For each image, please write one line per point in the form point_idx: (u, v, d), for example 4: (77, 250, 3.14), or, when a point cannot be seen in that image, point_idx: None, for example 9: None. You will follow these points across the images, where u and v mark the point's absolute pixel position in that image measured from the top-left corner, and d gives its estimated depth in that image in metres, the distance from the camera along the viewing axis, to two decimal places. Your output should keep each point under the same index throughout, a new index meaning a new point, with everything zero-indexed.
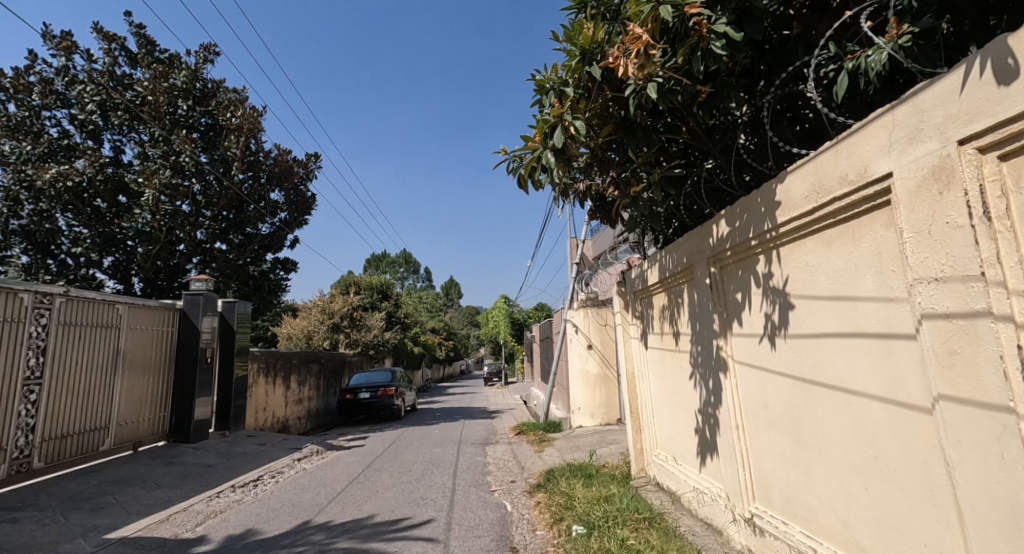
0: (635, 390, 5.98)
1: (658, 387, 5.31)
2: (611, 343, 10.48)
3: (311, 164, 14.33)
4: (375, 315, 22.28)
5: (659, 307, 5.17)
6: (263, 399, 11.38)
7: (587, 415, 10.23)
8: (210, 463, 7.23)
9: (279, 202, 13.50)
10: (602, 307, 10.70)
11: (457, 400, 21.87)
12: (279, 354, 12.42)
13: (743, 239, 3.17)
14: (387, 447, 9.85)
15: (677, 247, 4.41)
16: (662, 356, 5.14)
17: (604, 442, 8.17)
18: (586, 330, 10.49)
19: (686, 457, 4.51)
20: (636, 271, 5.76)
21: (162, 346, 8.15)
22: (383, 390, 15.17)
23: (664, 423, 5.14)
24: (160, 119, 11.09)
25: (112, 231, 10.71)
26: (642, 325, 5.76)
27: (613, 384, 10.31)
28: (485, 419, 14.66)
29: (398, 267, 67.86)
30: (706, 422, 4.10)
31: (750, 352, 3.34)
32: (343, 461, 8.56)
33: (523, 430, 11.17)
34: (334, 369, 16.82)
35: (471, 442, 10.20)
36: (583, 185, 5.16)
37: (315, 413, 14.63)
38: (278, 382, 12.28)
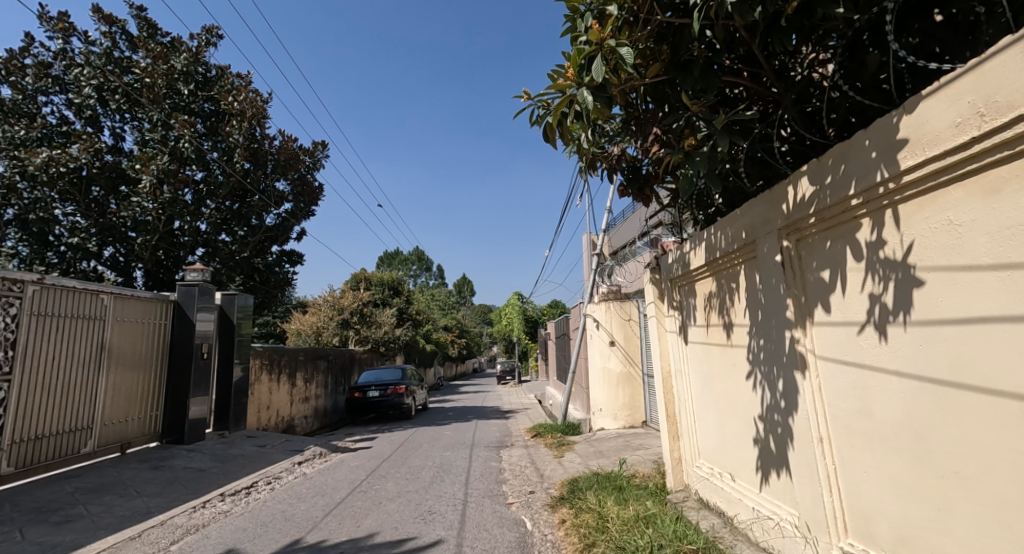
0: (671, 389, 5.27)
1: (702, 388, 4.60)
2: (635, 340, 9.74)
3: (318, 152, 13.79)
4: (386, 311, 21.74)
5: (704, 295, 4.45)
6: (266, 398, 10.82)
7: (609, 416, 9.52)
8: (202, 468, 6.66)
9: (285, 192, 12.98)
10: (625, 302, 9.94)
11: (470, 399, 21.25)
12: (283, 351, 11.85)
13: (839, 198, 2.46)
14: (395, 449, 9.24)
15: (732, 220, 3.70)
16: (708, 352, 4.42)
17: (630, 448, 7.46)
18: (608, 326, 9.75)
19: (743, 472, 3.81)
20: (675, 256, 5.04)
21: (154, 340, 7.62)
22: (393, 388, 14.61)
23: (710, 430, 4.44)
24: (158, 104, 10.57)
25: (110, 219, 10.24)
26: (681, 317, 5.04)
27: (637, 384, 9.59)
28: (499, 419, 14.00)
29: (411, 265, 67.47)
30: (771, 431, 3.40)
31: (841, 345, 2.62)
32: (348, 465, 7.95)
33: (540, 433, 10.47)
34: (343, 366, 16.29)
35: (484, 445, 9.54)
36: (614, 153, 4.49)
37: (322, 413, 14.10)
38: (283, 379, 11.74)
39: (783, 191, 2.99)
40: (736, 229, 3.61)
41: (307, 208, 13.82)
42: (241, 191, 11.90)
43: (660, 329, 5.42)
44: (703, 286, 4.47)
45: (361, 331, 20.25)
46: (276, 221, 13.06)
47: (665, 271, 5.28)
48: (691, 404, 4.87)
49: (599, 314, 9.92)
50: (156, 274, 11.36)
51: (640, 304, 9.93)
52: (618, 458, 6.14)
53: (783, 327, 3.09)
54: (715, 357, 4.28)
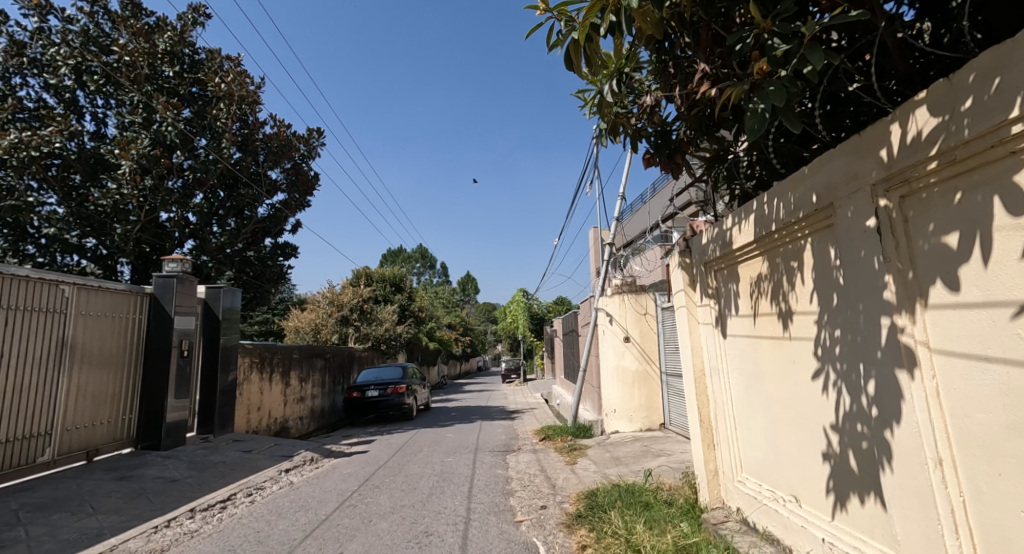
0: (705, 390, 4.57)
1: (748, 390, 3.90)
2: (652, 336, 9.05)
3: (313, 140, 13.13)
4: (387, 308, 21.08)
5: (751, 280, 3.75)
6: (256, 399, 10.14)
7: (624, 418, 8.83)
8: (176, 478, 6.00)
9: (278, 182, 12.32)
10: (641, 295, 9.22)
11: (474, 399, 20.58)
12: (276, 348, 11.17)
13: (992, 124, 1.75)
14: (393, 454, 8.58)
15: (797, 183, 2.99)
16: (756, 347, 3.72)
17: (650, 455, 6.75)
18: (623, 321, 9.05)
19: (810, 494, 3.11)
20: (711, 235, 4.33)
21: (128, 336, 6.97)
22: (392, 388, 13.97)
23: (760, 440, 3.74)
24: (139, 84, 9.89)
25: (86, 208, 9.59)
26: (718, 306, 4.33)
27: (654, 383, 8.89)
28: (504, 420, 13.33)
29: (414, 262, 66.89)
30: (852, 446, 2.69)
31: (980, 335, 1.91)
32: (341, 472, 7.28)
33: (549, 437, 9.77)
34: (341, 365, 15.63)
35: (489, 449, 8.86)
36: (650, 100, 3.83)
37: (319, 413, 13.44)
38: (276, 379, 11.09)
39: (881, 136, 2.28)
40: (803, 193, 2.90)
41: (302, 199, 13.15)
42: (228, 179, 11.11)
43: (690, 320, 4.71)
44: (749, 268, 3.75)
45: (361, 328, 19.56)
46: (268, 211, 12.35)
47: (698, 254, 4.58)
48: (732, 407, 4.18)
49: (613, 308, 9.22)
50: (145, 265, 10.62)
51: (656, 297, 9.22)
52: (643, 468, 5.42)
53: (876, 314, 2.38)
54: (766, 353, 3.58)
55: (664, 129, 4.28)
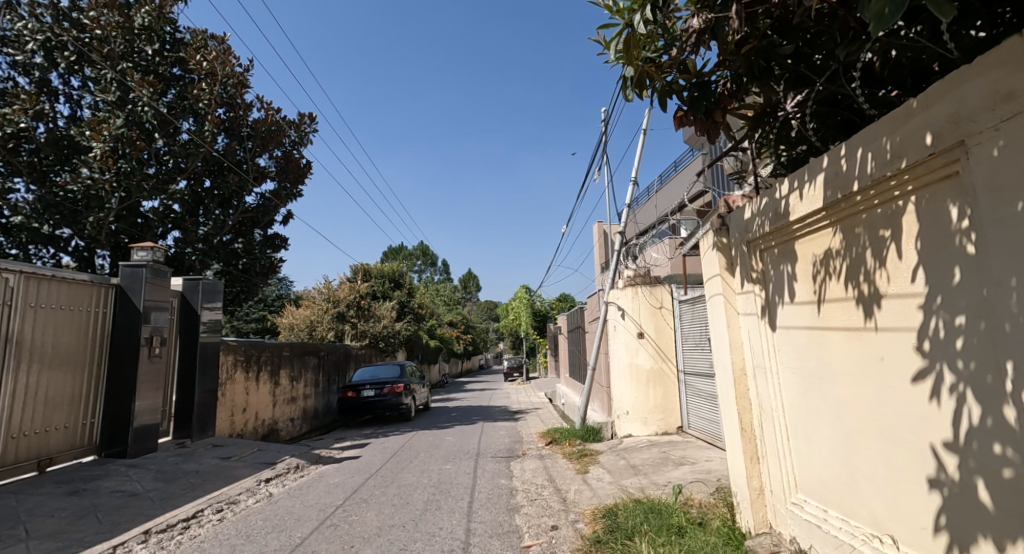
0: (746, 392, 3.87)
1: (807, 393, 3.20)
2: (668, 332, 8.35)
3: (305, 125, 12.44)
4: (386, 304, 20.41)
5: (813, 258, 3.03)
6: (241, 400, 9.46)
7: (638, 421, 8.14)
8: (137, 491, 5.30)
9: (267, 169, 11.63)
10: (655, 287, 8.48)
11: (474, 398, 19.93)
12: (265, 345, 10.49)
13: None
14: (387, 460, 7.90)
15: (896, 125, 2.27)
16: (821, 341, 3.02)
17: (671, 465, 6.05)
18: (637, 316, 8.36)
19: (907, 531, 2.42)
20: (758, 207, 3.60)
21: (90, 332, 6.28)
22: (389, 387, 13.29)
23: (824, 456, 3.04)
24: (113, 61, 9.18)
25: (55, 195, 8.90)
26: (764, 291, 3.62)
27: (671, 383, 8.20)
28: (507, 422, 12.64)
29: (415, 259, 66.24)
30: (985, 474, 1.98)
31: None
32: (327, 482, 6.58)
33: (555, 440, 9.08)
34: (336, 363, 14.96)
35: (491, 454, 8.16)
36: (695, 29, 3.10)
37: (311, 414, 12.77)
38: (264, 378, 10.42)
39: None
40: (910, 136, 2.19)
41: (292, 188, 12.45)
42: (211, 164, 10.40)
43: (728, 310, 4.00)
44: (812, 244, 3.04)
45: (358, 325, 18.85)
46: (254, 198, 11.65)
47: (738, 231, 3.87)
48: (783, 413, 3.48)
49: (625, 302, 8.52)
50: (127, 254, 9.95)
51: (672, 290, 8.50)
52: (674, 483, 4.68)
53: None
54: (836, 348, 2.87)
55: (700, 79, 3.57)
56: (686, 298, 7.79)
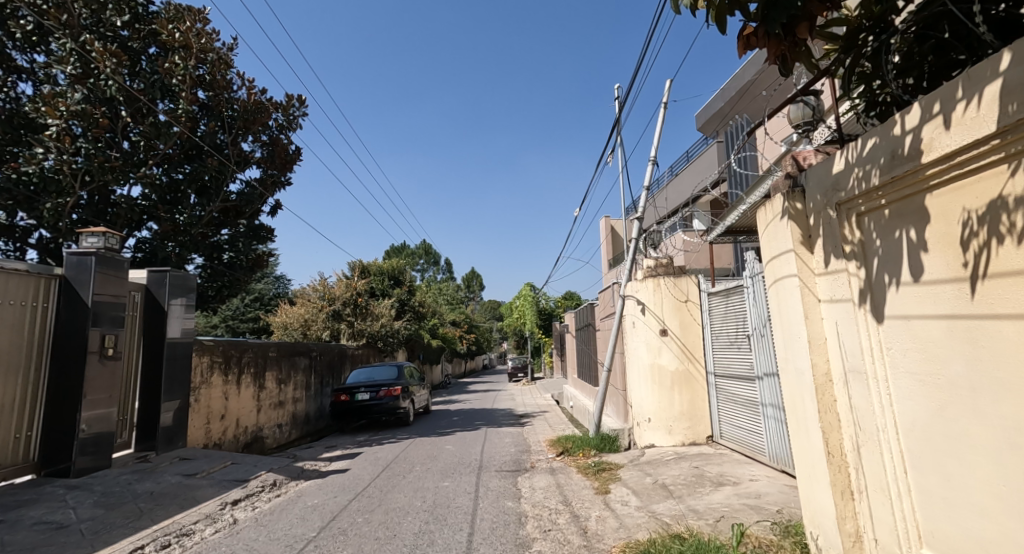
0: (833, 404, 2.93)
1: (943, 410, 2.26)
2: (694, 328, 7.42)
3: (293, 108, 11.56)
4: (384, 303, 19.52)
5: (960, 215, 2.10)
6: (219, 406, 8.56)
7: (662, 430, 7.21)
8: (66, 522, 4.36)
9: (252, 155, 10.76)
10: (680, 278, 7.53)
11: (477, 400, 19.02)
12: (247, 345, 9.59)
13: None
14: (378, 475, 6.98)
15: None
16: (975, 336, 2.07)
17: (709, 487, 5.10)
18: (659, 311, 7.45)
19: None
20: (855, 153, 2.65)
21: (25, 332, 5.36)
22: (385, 390, 12.39)
23: (979, 501, 2.10)
24: (74, 30, 8.27)
25: (7, 178, 7.89)
26: (864, 268, 2.66)
27: (699, 386, 7.27)
28: (512, 427, 11.71)
29: (417, 258, 65.35)
30: None
31: None
32: (305, 504, 5.65)
33: (566, 451, 8.12)
34: (330, 364, 14.07)
35: (496, 467, 7.23)
36: None
37: (301, 420, 11.87)
38: (246, 381, 9.53)
39: None
40: None
41: (278, 175, 11.57)
42: (186, 146, 9.48)
43: (803, 295, 3.05)
44: (960, 193, 2.10)
45: (355, 324, 17.93)
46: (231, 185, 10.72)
47: (822, 191, 2.92)
48: (895, 435, 2.54)
49: (646, 295, 7.60)
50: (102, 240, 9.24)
51: (698, 281, 7.55)
52: (738, 529, 3.37)
53: None
54: (1009, 347, 1.93)
55: None
56: (717, 291, 6.83)
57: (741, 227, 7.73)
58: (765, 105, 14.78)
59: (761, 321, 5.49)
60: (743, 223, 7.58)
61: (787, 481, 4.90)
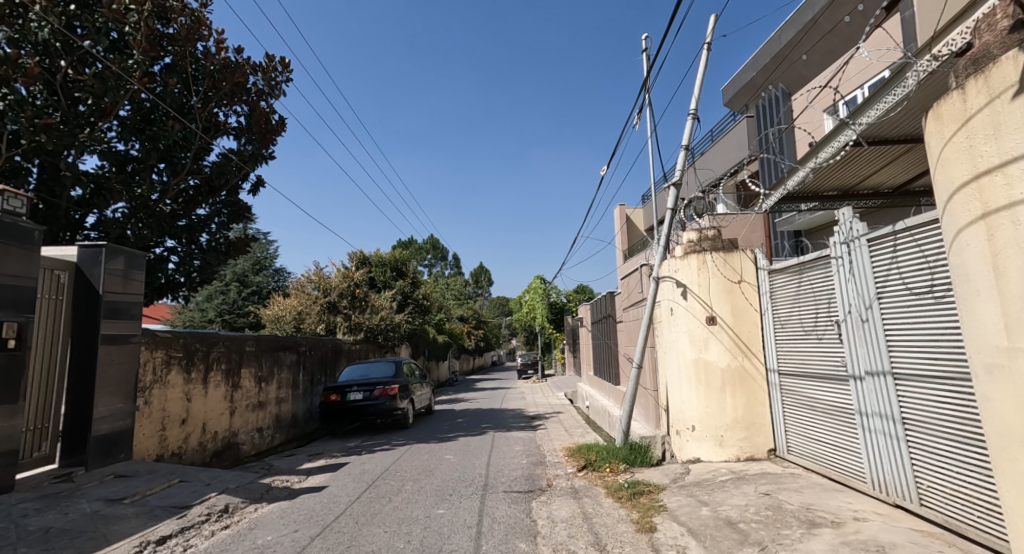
0: None
1: None
2: (750, 316, 6.00)
3: (274, 72, 10.29)
4: (385, 294, 18.25)
5: None
6: (180, 410, 7.30)
7: (711, 442, 5.82)
8: None
9: (229, 124, 9.54)
10: (731, 253, 6.11)
11: (484, 399, 17.71)
12: (217, 338, 8.30)
13: None
14: (359, 497, 5.64)
15: None
16: None
17: (798, 528, 3.69)
18: (706, 295, 6.08)
19: None
20: None
21: None
22: (380, 389, 11.10)
23: None
24: None
25: None
26: None
27: (757, 387, 5.86)
28: (522, 432, 10.36)
29: (424, 253, 64.27)
30: None
31: None
32: (254, 541, 4.32)
33: (588, 466, 6.74)
34: (321, 360, 12.81)
35: (504, 488, 5.88)
36: None
37: (285, 423, 10.63)
38: (217, 380, 8.28)
39: None
40: None
41: (257, 147, 10.26)
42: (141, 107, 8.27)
43: None
44: None
45: (352, 317, 16.67)
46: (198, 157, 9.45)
47: None
48: None
49: (688, 277, 6.25)
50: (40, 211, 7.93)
51: (754, 257, 6.10)
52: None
53: None
54: None
55: None
56: (783, 269, 5.40)
57: (805, 191, 6.31)
58: (804, 72, 13.34)
59: (863, 302, 4.05)
60: (808, 185, 6.16)
61: (915, 525, 3.48)
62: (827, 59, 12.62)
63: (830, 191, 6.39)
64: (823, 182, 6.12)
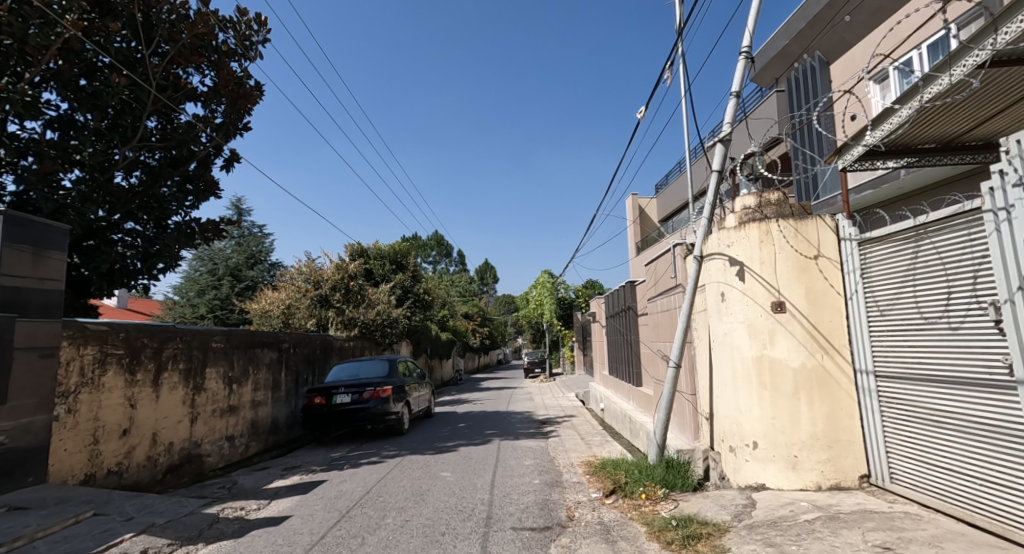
0: None
1: None
2: (831, 300, 4.63)
3: (247, 30, 9.00)
4: (382, 287, 16.96)
5: None
6: (120, 419, 6.02)
7: (784, 464, 4.50)
8: None
9: (194, 87, 8.25)
10: (804, 220, 4.74)
11: (489, 400, 16.43)
12: (174, 332, 7.03)
13: None
14: (324, 538, 4.33)
15: None
16: None
17: None
18: (772, 275, 4.75)
19: None
20: None
21: None
22: (371, 391, 9.80)
23: None
24: None
25: None
26: None
27: (843, 393, 4.49)
28: (532, 440, 9.04)
29: (428, 250, 63.16)
30: None
31: None
32: None
33: (618, 491, 5.41)
34: (309, 358, 11.55)
35: (514, 524, 4.56)
36: None
37: (262, 429, 9.38)
38: (172, 382, 6.99)
39: None
40: None
41: (228, 115, 8.98)
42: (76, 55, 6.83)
43: None
44: None
45: (346, 311, 15.41)
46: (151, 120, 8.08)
47: None
48: None
49: (745, 252, 4.92)
50: None
51: (835, 224, 4.72)
52: None
53: None
54: None
55: None
56: (891, 236, 4.05)
57: (896, 143, 4.90)
58: (845, 36, 11.92)
59: None
60: (903, 135, 4.76)
61: None
62: (874, 18, 11.21)
63: (926, 144, 5.00)
64: (922, 131, 4.71)
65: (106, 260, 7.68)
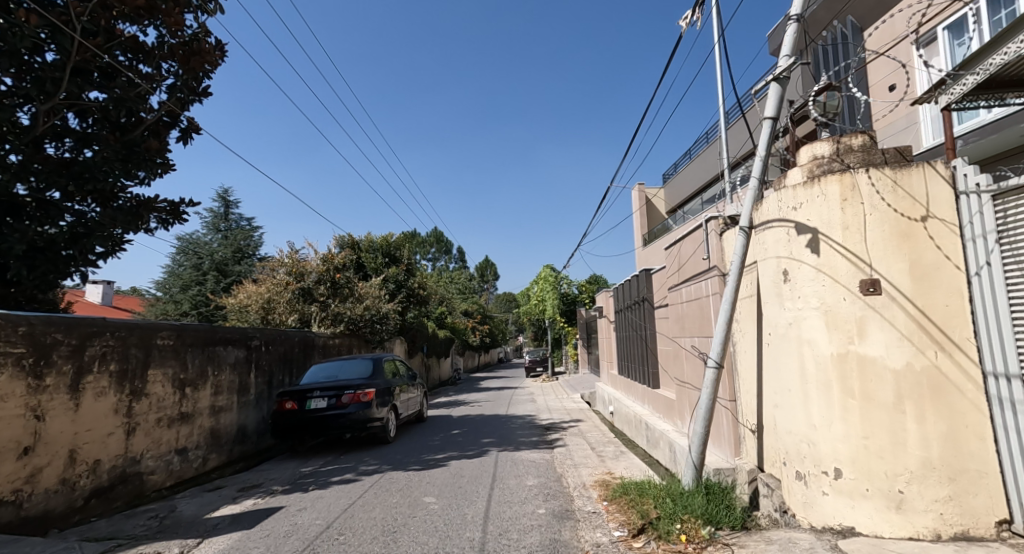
0: None
1: None
2: (946, 277, 3.38)
3: None
4: (371, 280, 15.69)
5: None
6: (19, 434, 4.80)
7: (883, 501, 3.27)
8: None
9: (134, 38, 6.99)
10: (904, 169, 3.47)
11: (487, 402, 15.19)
12: (102, 326, 5.84)
13: None
14: None
15: None
16: None
17: None
18: (859, 244, 3.50)
19: None
20: None
21: None
22: (350, 394, 8.58)
23: None
24: None
25: None
26: None
27: (967, 404, 3.24)
28: (534, 452, 7.79)
29: (427, 246, 61.92)
30: None
31: None
32: None
33: (648, 530, 4.14)
34: (284, 356, 10.31)
35: None
36: None
37: (225, 439, 8.17)
38: (99, 386, 5.78)
39: None
40: None
41: (179, 73, 7.71)
42: None
43: None
44: None
45: (330, 306, 14.17)
46: (82, 76, 6.81)
47: None
48: None
49: (819, 215, 3.68)
50: None
51: (950, 174, 3.47)
52: None
53: None
54: None
55: None
56: None
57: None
58: None
59: None
60: None
61: None
62: None
63: None
64: None
65: (22, 241, 6.44)
